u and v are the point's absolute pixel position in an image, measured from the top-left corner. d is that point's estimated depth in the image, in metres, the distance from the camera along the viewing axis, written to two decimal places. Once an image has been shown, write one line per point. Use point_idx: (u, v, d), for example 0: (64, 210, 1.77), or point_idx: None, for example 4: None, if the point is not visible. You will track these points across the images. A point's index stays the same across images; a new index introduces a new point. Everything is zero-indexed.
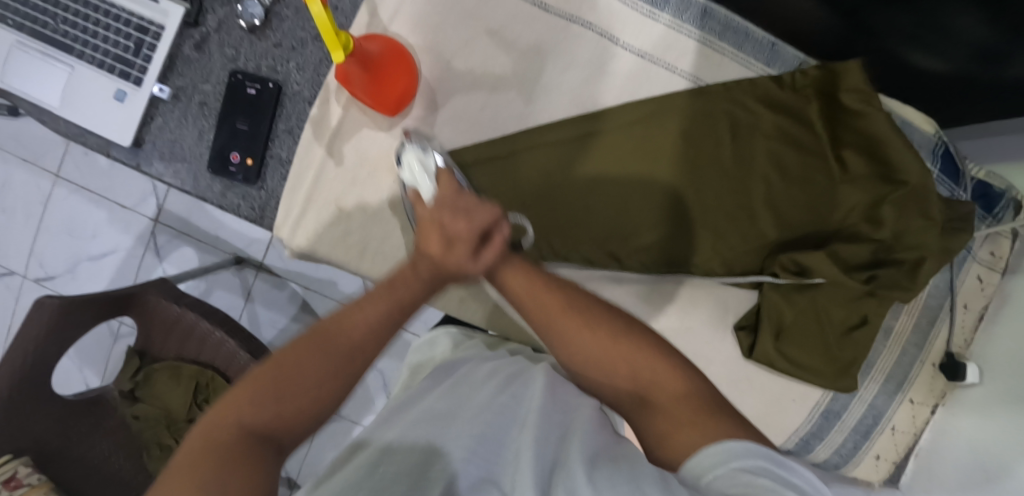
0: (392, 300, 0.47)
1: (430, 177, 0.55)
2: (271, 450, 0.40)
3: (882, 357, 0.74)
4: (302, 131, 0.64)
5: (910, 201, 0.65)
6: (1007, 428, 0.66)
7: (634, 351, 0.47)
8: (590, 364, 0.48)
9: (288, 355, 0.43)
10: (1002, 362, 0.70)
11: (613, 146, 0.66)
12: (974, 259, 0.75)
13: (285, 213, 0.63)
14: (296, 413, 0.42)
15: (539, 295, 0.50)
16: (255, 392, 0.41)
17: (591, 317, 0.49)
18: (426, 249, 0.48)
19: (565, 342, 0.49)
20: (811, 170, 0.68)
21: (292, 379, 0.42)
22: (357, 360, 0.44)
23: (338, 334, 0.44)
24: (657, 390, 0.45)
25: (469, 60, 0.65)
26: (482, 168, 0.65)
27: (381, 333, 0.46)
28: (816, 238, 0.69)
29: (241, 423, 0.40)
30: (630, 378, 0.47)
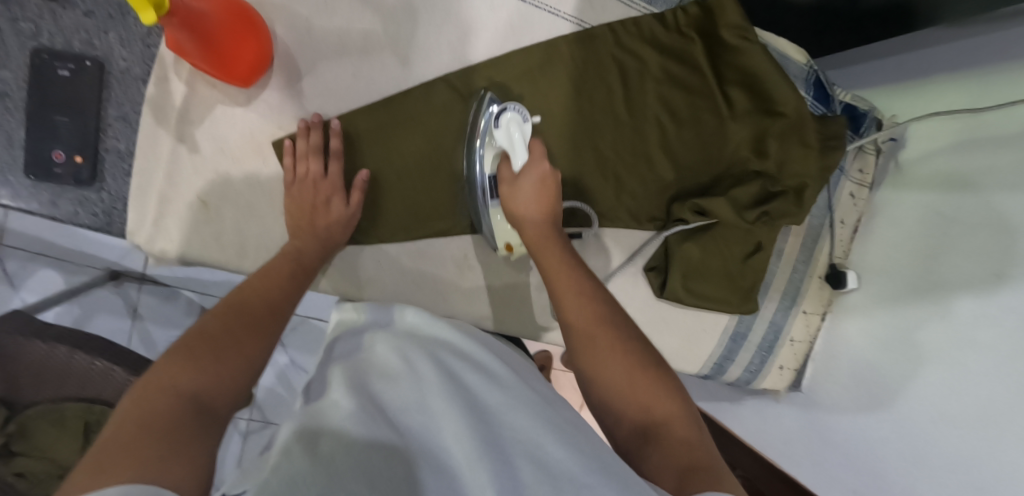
0: (295, 266, 0.54)
1: (526, 147, 0.57)
2: (210, 418, 0.39)
3: (777, 277, 0.79)
4: (141, 116, 0.54)
5: (788, 130, 0.68)
6: (885, 323, 0.74)
7: (656, 385, 0.45)
8: (602, 382, 0.46)
9: (213, 332, 0.44)
10: (876, 266, 0.78)
11: (506, 103, 0.63)
12: (847, 177, 0.81)
13: (140, 218, 0.55)
14: (225, 379, 0.42)
15: (580, 304, 0.49)
16: (182, 366, 0.41)
17: (622, 340, 0.47)
18: (304, 200, 0.56)
19: (584, 350, 0.48)
20: (698, 110, 0.69)
21: (222, 353, 0.43)
22: (275, 321, 0.49)
23: (251, 305, 0.48)
24: (667, 429, 0.42)
25: (331, 17, 0.58)
26: (368, 140, 0.60)
27: (290, 295, 0.52)
28: (710, 175, 0.72)
29: (180, 387, 0.39)
30: (643, 411, 0.44)
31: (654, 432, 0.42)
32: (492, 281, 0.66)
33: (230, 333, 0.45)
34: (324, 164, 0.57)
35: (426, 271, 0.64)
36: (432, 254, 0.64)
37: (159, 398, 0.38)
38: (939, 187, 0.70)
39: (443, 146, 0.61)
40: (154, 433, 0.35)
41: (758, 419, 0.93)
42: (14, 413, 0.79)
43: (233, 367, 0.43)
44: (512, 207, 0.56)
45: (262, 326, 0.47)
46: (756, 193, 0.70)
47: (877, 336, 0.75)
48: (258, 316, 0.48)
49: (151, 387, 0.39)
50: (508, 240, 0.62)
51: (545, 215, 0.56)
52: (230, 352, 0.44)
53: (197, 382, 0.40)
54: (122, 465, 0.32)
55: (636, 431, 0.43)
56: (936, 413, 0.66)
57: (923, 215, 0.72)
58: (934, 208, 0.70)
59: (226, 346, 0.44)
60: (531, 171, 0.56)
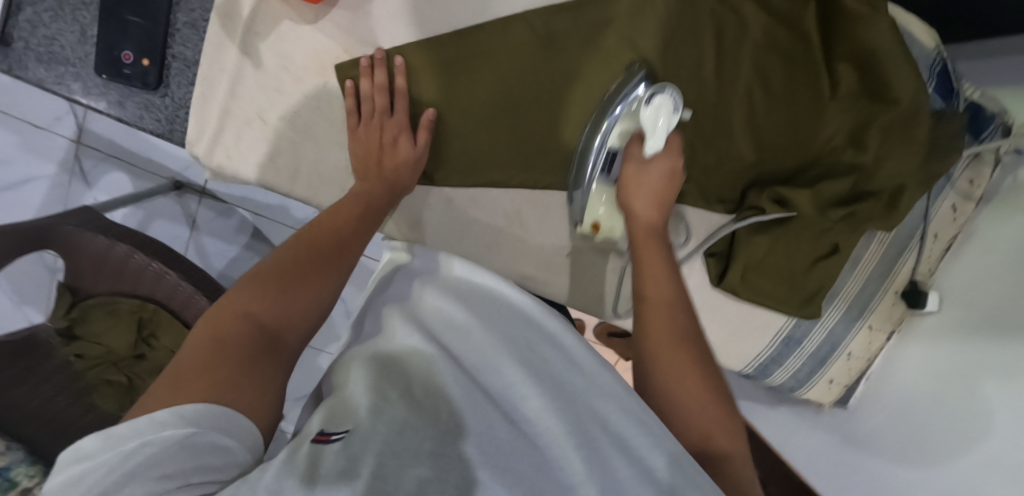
0: (363, 201, 0.50)
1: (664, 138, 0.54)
2: (278, 349, 0.38)
3: (847, 285, 0.72)
4: (208, 24, 0.52)
5: (894, 124, 0.63)
6: (961, 355, 0.66)
7: (720, 419, 0.46)
8: (667, 396, 0.47)
9: (288, 260, 0.42)
10: (961, 291, 0.70)
11: (580, 51, 0.57)
12: (952, 187, 0.71)
13: (200, 130, 0.54)
14: (297, 310, 0.40)
15: (669, 320, 0.50)
16: (257, 294, 0.39)
17: (702, 367, 0.48)
18: (364, 138, 0.53)
19: (659, 361, 0.48)
20: (798, 87, 0.63)
21: (295, 283, 0.41)
22: (349, 252, 0.46)
23: (326, 235, 0.45)
24: (723, 461, 0.44)
25: None
26: (427, 74, 0.56)
27: (364, 227, 0.49)
28: (798, 162, 0.66)
29: (252, 316, 0.38)
30: (703, 440, 0.45)
31: (710, 459, 0.44)
32: (542, 240, 0.62)
33: (300, 263, 0.42)
34: (388, 103, 0.54)
35: (473, 218, 0.61)
36: (484, 203, 0.61)
37: (233, 321, 0.37)
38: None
39: (517, 92, 0.57)
40: (224, 362, 0.34)
41: (793, 428, 0.88)
42: (76, 298, 0.84)
43: (305, 299, 0.41)
44: (631, 192, 0.56)
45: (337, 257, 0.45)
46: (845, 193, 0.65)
47: (950, 369, 0.67)
48: (333, 245, 0.45)
49: (227, 308, 0.38)
50: (597, 219, 0.59)
51: (659, 209, 0.56)
52: (301, 284, 0.41)
53: (271, 310, 0.39)
54: (198, 388, 0.32)
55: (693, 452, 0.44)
56: (1002, 462, 0.59)
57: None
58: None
59: (298, 275, 0.42)
60: (662, 163, 0.56)
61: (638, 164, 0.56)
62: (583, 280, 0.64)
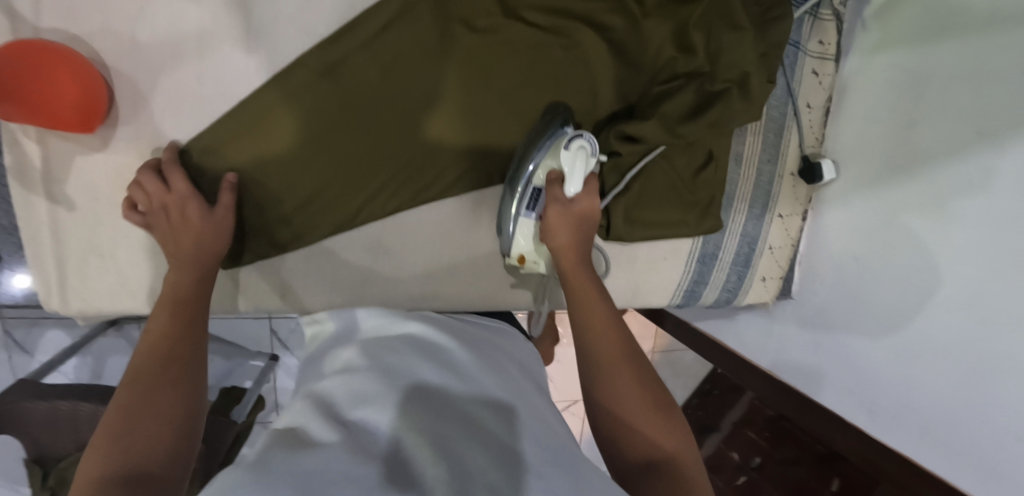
0: (180, 299, 0.48)
1: (582, 180, 0.56)
2: (159, 477, 0.35)
3: (740, 186, 0.71)
4: (10, 185, 0.53)
5: (712, 17, 0.61)
6: (868, 215, 0.67)
7: (666, 426, 0.44)
8: (608, 417, 0.45)
9: (126, 395, 0.39)
10: (852, 148, 0.70)
11: (365, 75, 0.56)
12: (806, 54, 0.70)
13: (48, 283, 0.55)
14: (160, 434, 0.37)
15: (605, 341, 0.49)
16: (104, 447, 0.35)
17: (643, 380, 0.46)
18: (158, 224, 0.52)
19: (598, 387, 0.46)
20: (607, 15, 0.60)
21: (143, 408, 0.38)
22: (184, 351, 0.44)
23: (157, 350, 0.43)
24: (676, 464, 0.41)
25: (154, 31, 0.52)
26: (223, 153, 0.55)
27: (189, 322, 0.47)
28: (636, 92, 0.64)
29: (112, 465, 0.34)
30: (650, 448, 0.42)
31: (661, 465, 0.41)
32: (416, 260, 0.63)
33: (145, 390, 0.39)
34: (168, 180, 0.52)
35: (344, 261, 0.61)
36: (345, 250, 0.61)
37: (77, 490, 0.33)
38: (915, 41, 0.62)
39: (331, 130, 0.56)
40: None
41: (755, 334, 0.87)
42: (48, 467, 0.85)
43: (163, 416, 0.38)
44: (554, 228, 0.55)
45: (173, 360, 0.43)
46: (691, 103, 0.63)
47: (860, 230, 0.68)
48: (166, 351, 0.43)
49: (81, 488, 0.33)
50: (523, 254, 0.60)
51: (584, 246, 0.56)
52: (152, 405, 0.39)
53: (119, 443, 0.35)
54: None
55: (640, 466, 0.42)
56: (936, 322, 0.59)
57: (903, 79, 0.63)
58: (913, 71, 0.62)
59: (144, 401, 0.39)
60: (584, 198, 0.57)
61: (561, 201, 0.56)
62: (476, 282, 0.65)
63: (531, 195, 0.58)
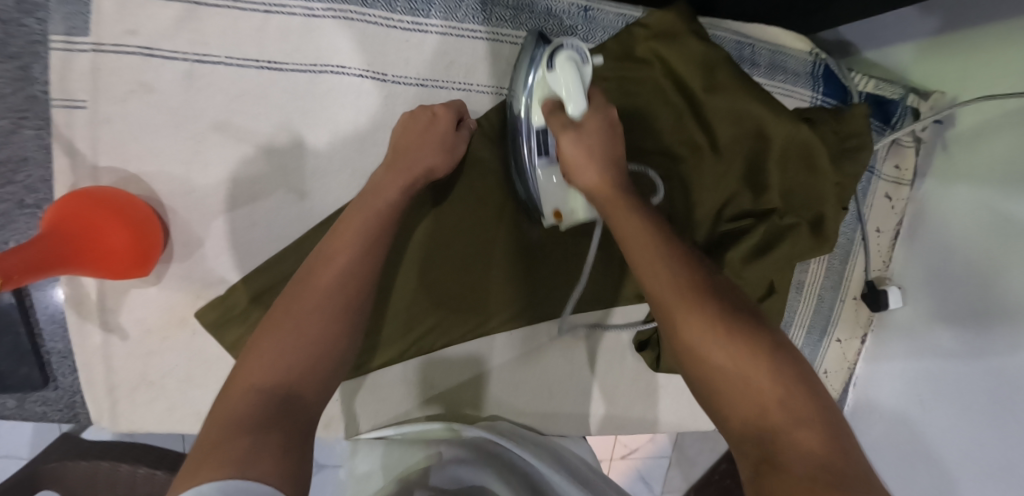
0: (370, 212, 0.46)
1: (582, 89, 0.46)
2: (290, 411, 0.35)
3: (799, 313, 0.67)
4: (65, 314, 0.53)
5: (789, 157, 0.57)
6: (953, 349, 0.60)
7: (770, 378, 0.35)
8: (696, 368, 0.37)
9: (282, 312, 0.41)
10: (923, 281, 0.64)
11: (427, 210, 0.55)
12: (881, 178, 0.65)
13: (96, 407, 0.55)
14: (303, 369, 0.39)
15: (675, 283, 0.40)
16: (263, 356, 0.38)
17: (732, 325, 0.37)
18: (410, 132, 0.50)
19: (670, 335, 0.39)
20: (675, 150, 0.57)
21: (285, 328, 0.40)
22: (348, 287, 0.43)
23: (318, 274, 0.43)
24: (779, 426, 0.32)
25: (212, 171, 0.51)
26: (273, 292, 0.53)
27: (368, 258, 0.44)
28: (703, 230, 0.59)
29: (256, 383, 0.36)
30: (751, 404, 0.34)
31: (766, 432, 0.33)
32: (461, 389, 0.61)
33: (291, 310, 0.41)
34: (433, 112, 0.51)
35: (393, 390, 0.59)
36: (389, 381, 0.59)
37: (235, 395, 0.35)
38: (1005, 182, 0.54)
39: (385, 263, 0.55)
40: (229, 437, 0.31)
41: None
42: None
43: (310, 347, 0.40)
44: (574, 162, 0.47)
45: (359, 292, 0.43)
46: (757, 245, 0.59)
47: (949, 359, 0.60)
48: (353, 286, 0.43)
49: (218, 420, 0.34)
50: (557, 207, 0.53)
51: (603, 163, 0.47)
52: (298, 338, 0.39)
53: (275, 369, 0.38)
54: (220, 456, 0.30)
55: (744, 434, 0.34)
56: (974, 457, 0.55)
57: (980, 217, 0.57)
58: (999, 209, 0.54)
59: (291, 325, 0.40)
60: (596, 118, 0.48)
61: (568, 126, 0.47)
62: (523, 411, 0.62)
63: (537, 137, 0.51)
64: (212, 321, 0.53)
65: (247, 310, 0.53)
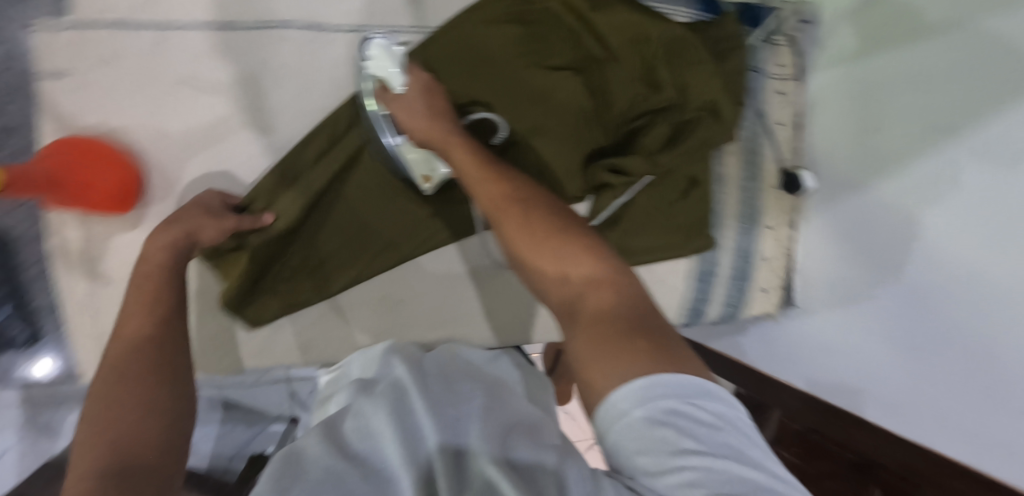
0: (150, 290, 0.50)
1: (400, 71, 0.56)
2: (140, 478, 0.36)
3: (726, 204, 0.74)
4: (49, 267, 0.57)
5: (676, 54, 0.66)
6: (869, 203, 0.65)
7: (581, 270, 0.44)
8: (528, 270, 0.47)
9: (107, 395, 0.41)
10: (829, 158, 0.72)
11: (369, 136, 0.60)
12: (767, 77, 0.75)
13: (81, 357, 0.58)
14: (140, 443, 0.39)
15: (498, 200, 0.49)
16: (95, 448, 0.38)
17: (544, 224, 0.47)
18: (192, 215, 0.54)
19: (508, 244, 0.48)
20: (579, 64, 0.66)
21: (117, 401, 0.41)
22: (152, 342, 0.46)
23: (119, 341, 0.46)
24: (586, 307, 0.42)
25: (182, 117, 0.58)
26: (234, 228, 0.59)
27: (164, 313, 0.49)
28: (619, 129, 0.67)
29: (88, 471, 0.36)
30: (566, 294, 0.44)
31: (576, 314, 0.42)
32: (428, 307, 0.66)
33: (114, 381, 0.42)
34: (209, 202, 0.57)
35: (358, 316, 0.64)
36: (359, 301, 0.64)
37: (71, 488, 0.35)
38: (863, 56, 0.66)
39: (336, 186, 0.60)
40: None
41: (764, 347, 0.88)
42: None
43: (137, 411, 0.40)
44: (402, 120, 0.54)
45: (161, 361, 0.45)
46: (667, 135, 0.66)
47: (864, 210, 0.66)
48: (156, 343, 0.46)
49: None
50: (423, 173, 0.58)
51: (447, 122, 0.53)
52: (126, 405, 0.41)
53: (102, 454, 0.37)
54: None
55: (564, 314, 0.44)
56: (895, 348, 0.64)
57: (848, 89, 0.68)
58: (861, 75, 0.66)
59: (118, 399, 0.41)
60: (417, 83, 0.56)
61: (389, 99, 0.55)
62: (484, 323, 0.67)
63: (385, 122, 0.57)
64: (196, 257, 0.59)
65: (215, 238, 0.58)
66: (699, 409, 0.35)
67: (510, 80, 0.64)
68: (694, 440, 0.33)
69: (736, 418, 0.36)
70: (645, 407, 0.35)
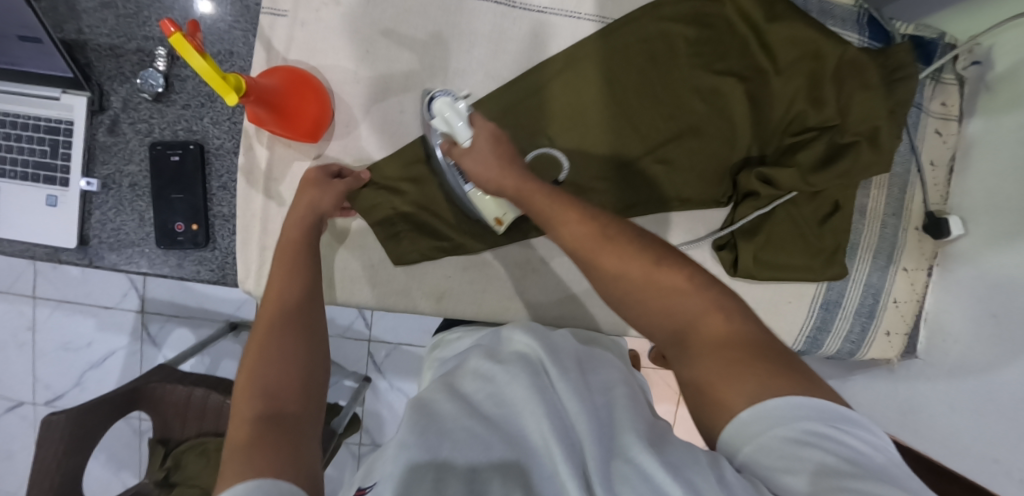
0: (294, 248, 0.55)
1: (466, 125, 0.57)
2: (287, 424, 0.40)
3: (864, 237, 0.73)
4: (237, 183, 0.63)
5: (845, 75, 0.65)
6: (1009, 264, 0.64)
7: (682, 295, 0.46)
8: (624, 299, 0.47)
9: (254, 348, 0.45)
10: (982, 206, 0.69)
11: (549, 103, 0.67)
12: (928, 114, 0.73)
13: (246, 268, 0.64)
14: (290, 391, 0.43)
15: (580, 232, 0.49)
16: (250, 391, 0.42)
17: (628, 254, 0.47)
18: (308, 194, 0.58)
19: (598, 279, 0.48)
20: (742, 73, 0.67)
21: (269, 351, 0.45)
22: (296, 303, 0.50)
23: (267, 305, 0.49)
24: (699, 329, 0.44)
25: (375, 67, 0.64)
26: (406, 171, 0.65)
27: (301, 276, 0.52)
28: (771, 143, 0.68)
29: (248, 414, 0.40)
30: (672, 322, 0.46)
31: (689, 337, 0.44)
32: (556, 286, 0.69)
33: (266, 338, 0.46)
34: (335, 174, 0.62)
35: (494, 277, 0.68)
36: (496, 265, 0.68)
37: (235, 426, 0.40)
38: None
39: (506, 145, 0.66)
40: (258, 454, 0.36)
41: (870, 393, 0.85)
42: (169, 447, 0.86)
43: (284, 363, 0.44)
44: (478, 172, 0.55)
45: (300, 321, 0.48)
46: (821, 155, 0.65)
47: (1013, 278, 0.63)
48: (296, 303, 0.50)
49: (238, 447, 0.38)
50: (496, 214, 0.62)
51: (518, 170, 0.55)
52: (276, 357, 0.44)
53: (257, 397, 0.42)
54: (254, 467, 0.35)
55: (675, 341, 0.45)
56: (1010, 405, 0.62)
57: (1014, 138, 0.66)
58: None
59: (270, 351, 0.45)
60: (483, 131, 0.57)
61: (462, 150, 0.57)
62: (602, 312, 0.69)
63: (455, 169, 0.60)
64: (365, 192, 0.64)
65: (391, 182, 0.65)
66: (842, 433, 0.37)
67: (675, 80, 0.67)
68: (839, 459, 0.35)
69: (876, 446, 0.38)
70: (786, 428, 0.37)
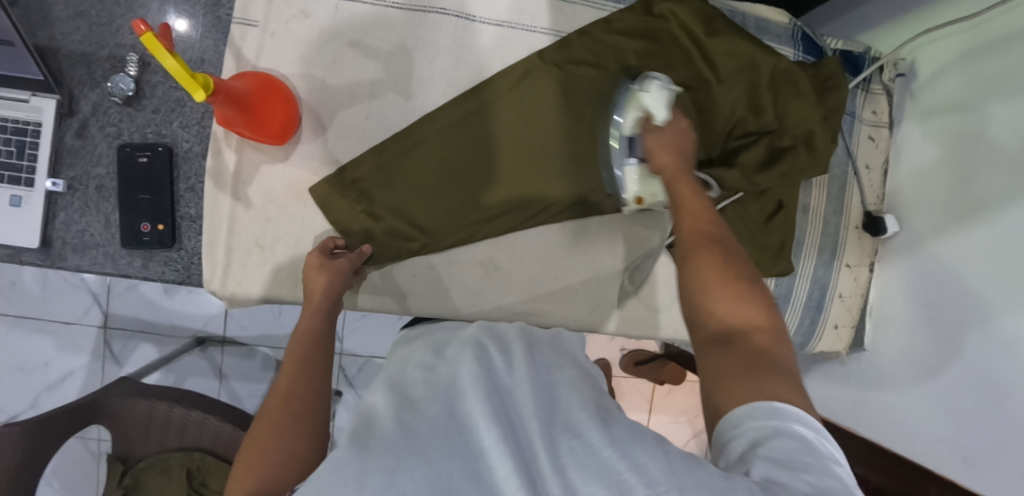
0: (315, 316, 0.57)
1: (665, 105, 0.63)
2: None
3: (810, 234, 0.77)
4: (204, 185, 0.65)
5: (779, 84, 0.71)
6: (945, 260, 0.68)
7: (747, 309, 0.45)
8: (690, 286, 0.48)
9: (266, 422, 0.45)
10: (916, 204, 0.74)
11: (505, 111, 0.69)
12: (862, 122, 0.79)
13: (212, 267, 0.65)
14: (285, 470, 0.42)
15: (686, 224, 0.51)
16: (250, 468, 0.41)
17: (727, 261, 0.47)
18: (316, 279, 0.60)
19: (681, 261, 0.49)
20: (688, 83, 0.72)
21: (278, 425, 0.45)
22: (317, 381, 0.50)
23: (283, 378, 0.50)
24: (747, 337, 0.43)
25: (342, 76, 0.67)
26: (367, 175, 0.67)
27: (317, 354, 0.53)
28: (717, 147, 0.72)
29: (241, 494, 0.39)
30: (724, 322, 0.45)
31: (733, 339, 0.43)
32: (518, 283, 0.72)
33: (279, 414, 0.46)
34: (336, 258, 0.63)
35: (457, 276, 0.70)
36: (460, 264, 0.70)
37: None
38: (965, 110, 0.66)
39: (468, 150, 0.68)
40: None
41: (825, 388, 0.88)
42: (129, 465, 0.83)
43: (290, 441, 0.44)
44: (653, 154, 0.61)
45: (310, 403, 0.48)
46: (764, 158, 0.71)
47: (946, 270, 0.67)
48: (312, 381, 0.50)
49: None
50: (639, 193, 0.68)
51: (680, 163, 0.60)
52: (279, 432, 0.44)
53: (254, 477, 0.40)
54: None
55: (716, 338, 0.44)
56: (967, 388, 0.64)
57: (948, 139, 0.69)
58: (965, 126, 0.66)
59: (278, 429, 0.44)
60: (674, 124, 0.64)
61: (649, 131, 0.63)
62: (567, 308, 0.73)
63: (626, 143, 0.67)
64: (328, 193, 0.66)
65: (361, 184, 0.67)
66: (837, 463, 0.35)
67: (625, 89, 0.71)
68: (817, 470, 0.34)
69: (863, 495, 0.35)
70: (784, 427, 0.36)
